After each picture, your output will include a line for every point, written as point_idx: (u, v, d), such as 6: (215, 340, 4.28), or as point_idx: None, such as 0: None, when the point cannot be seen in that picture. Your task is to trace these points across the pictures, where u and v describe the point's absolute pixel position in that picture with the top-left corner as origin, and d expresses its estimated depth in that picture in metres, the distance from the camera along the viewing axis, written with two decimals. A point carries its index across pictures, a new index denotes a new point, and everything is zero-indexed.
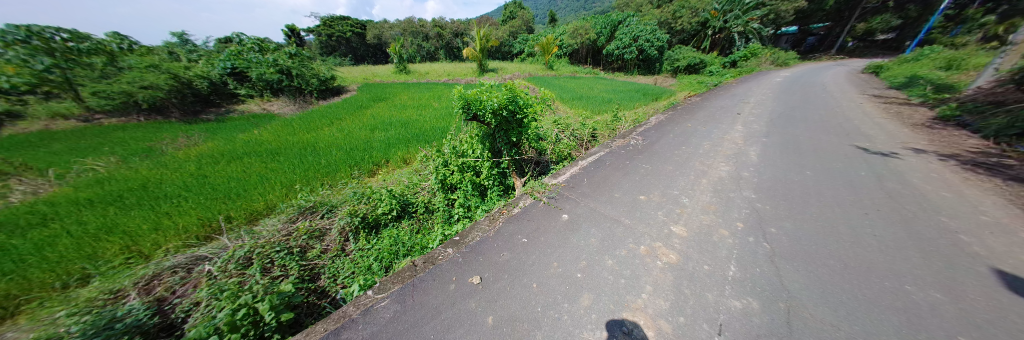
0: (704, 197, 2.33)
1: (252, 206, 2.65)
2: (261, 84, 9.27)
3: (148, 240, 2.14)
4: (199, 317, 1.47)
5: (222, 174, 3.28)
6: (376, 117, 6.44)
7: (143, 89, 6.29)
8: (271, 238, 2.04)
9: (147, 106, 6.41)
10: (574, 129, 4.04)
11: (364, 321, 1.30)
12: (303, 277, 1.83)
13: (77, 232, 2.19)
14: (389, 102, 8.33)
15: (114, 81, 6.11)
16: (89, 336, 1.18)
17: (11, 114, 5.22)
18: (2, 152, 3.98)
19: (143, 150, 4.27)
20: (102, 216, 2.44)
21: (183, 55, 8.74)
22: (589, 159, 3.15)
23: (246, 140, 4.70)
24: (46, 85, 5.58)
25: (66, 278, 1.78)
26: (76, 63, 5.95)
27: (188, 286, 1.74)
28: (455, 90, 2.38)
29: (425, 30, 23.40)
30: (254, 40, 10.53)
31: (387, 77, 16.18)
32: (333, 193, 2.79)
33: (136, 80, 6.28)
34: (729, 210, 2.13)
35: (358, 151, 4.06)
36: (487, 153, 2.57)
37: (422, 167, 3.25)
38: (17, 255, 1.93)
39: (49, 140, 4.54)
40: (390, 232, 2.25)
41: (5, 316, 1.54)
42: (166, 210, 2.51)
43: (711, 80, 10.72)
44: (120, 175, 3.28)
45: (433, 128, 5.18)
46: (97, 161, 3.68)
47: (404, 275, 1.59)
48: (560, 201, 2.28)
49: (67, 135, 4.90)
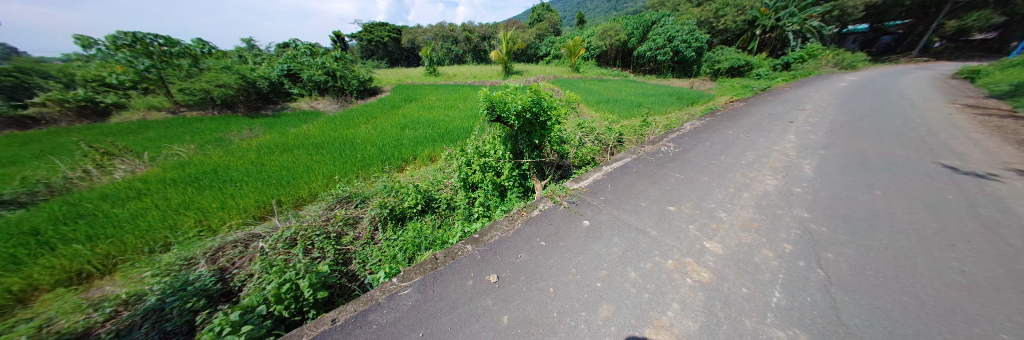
0: (745, 213, 2.13)
1: (298, 192, 2.95)
2: (311, 84, 10.21)
3: (215, 216, 2.49)
4: (252, 287, 1.68)
5: (275, 164, 3.71)
6: (407, 116, 6.81)
7: (218, 87, 7.35)
8: (312, 222, 2.26)
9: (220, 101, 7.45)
10: (599, 133, 3.92)
11: (390, 306, 1.39)
12: (337, 260, 2.00)
13: (163, 206, 2.62)
14: (418, 103, 8.77)
15: (196, 80, 7.19)
16: (168, 295, 1.47)
17: (119, 105, 6.67)
18: (113, 137, 4.90)
19: (215, 139, 4.98)
20: (182, 193, 2.88)
21: (250, 58, 10.04)
22: (614, 165, 3.04)
23: (296, 134, 5.25)
24: (147, 82, 7.04)
25: (154, 243, 2.14)
26: (168, 63, 7.27)
27: (246, 259, 2.00)
28: (480, 92, 2.42)
29: (455, 34, 24.30)
30: (307, 45, 11.76)
31: (418, 79, 17.04)
32: (366, 185, 3.00)
33: (213, 80, 7.31)
34: (775, 229, 1.91)
35: (389, 147, 4.34)
36: (510, 154, 2.59)
37: (446, 165, 3.38)
38: (121, 222, 2.36)
39: (145, 129, 5.48)
40: (415, 224, 2.38)
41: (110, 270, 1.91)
42: (230, 192, 2.91)
43: (758, 84, 9.75)
44: (196, 160, 3.84)
45: (458, 128, 5.35)
46: (180, 147, 4.36)
47: (426, 266, 1.67)
48: (582, 207, 2.23)
49: (158, 125, 5.87)
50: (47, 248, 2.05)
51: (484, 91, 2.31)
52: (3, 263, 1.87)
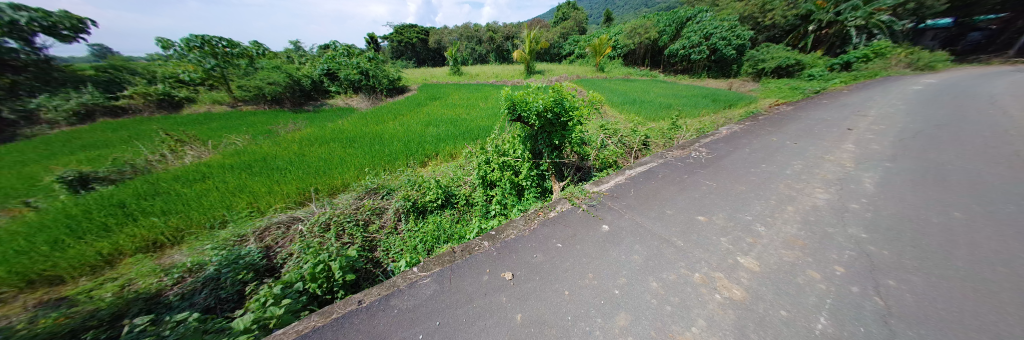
0: (787, 228, 1.93)
1: (333, 182, 3.20)
2: (347, 83, 10.98)
3: (263, 200, 2.78)
4: (291, 265, 1.86)
5: (314, 155, 4.05)
6: (432, 114, 7.06)
7: (269, 85, 8.28)
8: (344, 210, 2.43)
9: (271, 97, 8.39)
10: (623, 136, 3.78)
11: (409, 294, 1.46)
12: (364, 246, 2.14)
13: (222, 188, 2.98)
14: (443, 101, 9.05)
15: (252, 79, 8.18)
16: (223, 266, 1.75)
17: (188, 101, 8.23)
18: (185, 126, 5.69)
19: (266, 131, 5.56)
20: (237, 178, 3.26)
21: (296, 58, 11.07)
22: (638, 169, 2.91)
23: (333, 129, 5.69)
24: (212, 79, 8.56)
25: (214, 221, 2.46)
26: (229, 63, 8.63)
27: (287, 239, 2.20)
28: (502, 91, 2.44)
29: (480, 35, 24.73)
30: (344, 46, 12.68)
31: (443, 78, 17.62)
32: (392, 178, 3.17)
33: (265, 78, 8.26)
34: (825, 249, 1.71)
35: (414, 143, 4.54)
36: (529, 154, 2.59)
37: (466, 162, 3.46)
38: (190, 200, 2.74)
39: (209, 120, 6.27)
40: (435, 218, 2.47)
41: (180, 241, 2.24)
42: (276, 178, 3.23)
43: (810, 86, 8.76)
44: (249, 149, 4.32)
45: (479, 126, 5.44)
46: (237, 137, 4.93)
47: (444, 259, 1.73)
48: (601, 211, 2.17)
49: (219, 117, 6.68)
50: (134, 219, 2.45)
51: (505, 90, 2.33)
52: (103, 230, 2.29)
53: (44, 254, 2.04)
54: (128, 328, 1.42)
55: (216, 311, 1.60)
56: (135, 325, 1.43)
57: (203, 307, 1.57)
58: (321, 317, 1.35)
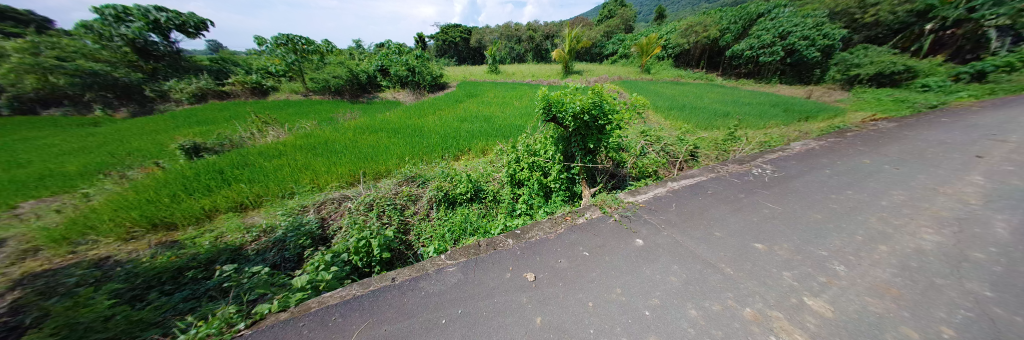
0: (882, 267, 1.50)
1: (378, 168, 3.50)
2: (396, 78, 11.88)
3: (321, 178, 3.17)
4: (339, 238, 2.12)
5: (363, 142, 4.48)
6: (468, 110, 7.32)
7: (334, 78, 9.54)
8: (385, 193, 2.64)
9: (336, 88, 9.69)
10: (667, 144, 3.47)
11: (435, 279, 1.55)
12: (399, 229, 2.34)
13: (292, 165, 3.48)
14: (478, 99, 9.30)
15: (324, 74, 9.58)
16: (291, 230, 2.10)
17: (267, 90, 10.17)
18: (267, 111, 6.78)
19: (328, 118, 6.35)
20: (303, 157, 3.77)
21: (357, 55, 12.44)
22: (683, 182, 2.64)
23: (381, 119, 6.24)
24: (291, 71, 10.60)
25: (283, 192, 2.90)
26: (304, 59, 10.60)
27: (337, 214, 2.48)
28: (539, 90, 2.37)
29: (520, 34, 24.84)
30: (396, 44, 13.76)
31: (481, 76, 18.12)
32: (428, 169, 3.36)
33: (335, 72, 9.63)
34: (943, 299, 1.27)
35: (450, 138, 4.75)
36: (561, 156, 2.50)
37: (497, 159, 3.50)
38: (268, 172, 3.26)
39: (284, 107, 7.36)
40: (463, 210, 2.57)
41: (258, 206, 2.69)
42: (332, 160, 3.65)
43: (923, 98, 7.05)
44: (314, 133, 4.98)
45: (512, 125, 5.47)
46: (307, 123, 5.72)
47: (470, 250, 1.79)
48: (635, 223, 2.02)
49: (288, 104, 7.78)
50: (229, 184, 3.00)
51: (542, 90, 2.24)
52: (207, 190, 2.85)
53: (170, 203, 2.63)
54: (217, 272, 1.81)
55: (281, 268, 1.93)
56: (224, 270, 1.80)
57: (271, 264, 1.89)
58: (361, 287, 1.52)
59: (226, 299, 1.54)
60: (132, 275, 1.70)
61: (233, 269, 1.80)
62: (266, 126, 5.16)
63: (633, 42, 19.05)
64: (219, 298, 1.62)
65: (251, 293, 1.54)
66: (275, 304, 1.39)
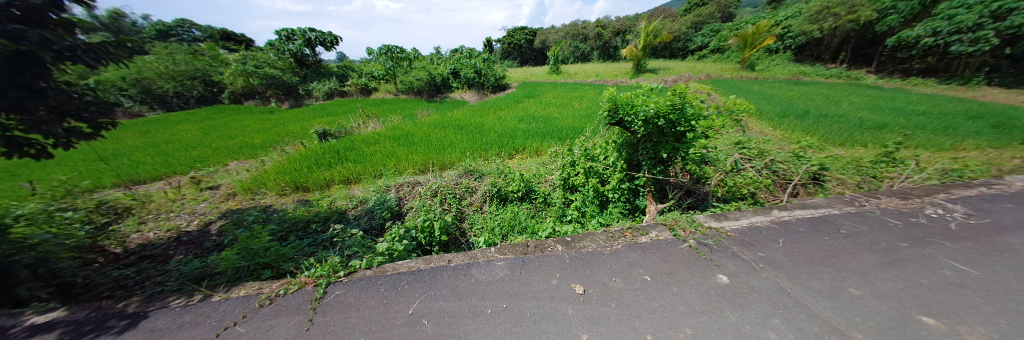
0: None
1: (443, 159, 3.87)
2: (463, 80, 12.93)
3: (398, 164, 3.70)
4: (411, 215, 2.47)
5: (433, 136, 5.03)
6: (526, 111, 7.42)
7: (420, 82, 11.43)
8: (447, 183, 2.89)
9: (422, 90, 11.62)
10: (774, 160, 2.76)
11: (484, 270, 1.63)
12: (457, 216, 2.56)
13: (380, 151, 4.17)
14: (537, 99, 9.33)
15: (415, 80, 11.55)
16: (378, 204, 2.57)
17: (370, 90, 12.75)
18: (364, 108, 8.34)
19: (408, 115, 7.38)
20: (387, 146, 4.48)
21: (438, 60, 14.25)
22: (799, 214, 1.97)
23: (449, 117, 6.90)
24: (387, 75, 12.97)
25: (371, 174, 3.50)
26: (400, 66, 13.01)
27: (408, 195, 2.83)
28: (605, 90, 2.14)
29: (587, 31, 23.83)
30: (469, 49, 14.99)
31: (542, 77, 18.21)
32: (484, 164, 3.53)
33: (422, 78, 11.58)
34: None
35: (507, 137, 4.88)
36: (624, 164, 2.24)
37: (551, 161, 3.42)
38: (362, 156, 3.99)
39: (376, 105, 8.93)
40: (513, 208, 2.60)
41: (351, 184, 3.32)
42: (408, 150, 4.22)
43: None
44: (397, 126, 5.87)
45: (569, 126, 5.30)
46: (392, 118, 6.78)
47: (518, 249, 1.81)
48: (715, 250, 1.63)
49: (379, 103, 9.41)
50: (336, 162, 3.79)
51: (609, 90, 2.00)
52: (323, 166, 3.67)
53: (300, 172, 3.48)
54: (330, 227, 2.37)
55: (368, 233, 2.36)
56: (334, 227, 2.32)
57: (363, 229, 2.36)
58: (424, 263, 1.75)
59: (333, 250, 2.00)
60: (285, 222, 2.40)
61: (340, 227, 2.32)
62: (363, 120, 6.33)
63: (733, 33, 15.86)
64: (329, 248, 2.11)
65: (349, 249, 1.97)
66: (364, 263, 1.74)
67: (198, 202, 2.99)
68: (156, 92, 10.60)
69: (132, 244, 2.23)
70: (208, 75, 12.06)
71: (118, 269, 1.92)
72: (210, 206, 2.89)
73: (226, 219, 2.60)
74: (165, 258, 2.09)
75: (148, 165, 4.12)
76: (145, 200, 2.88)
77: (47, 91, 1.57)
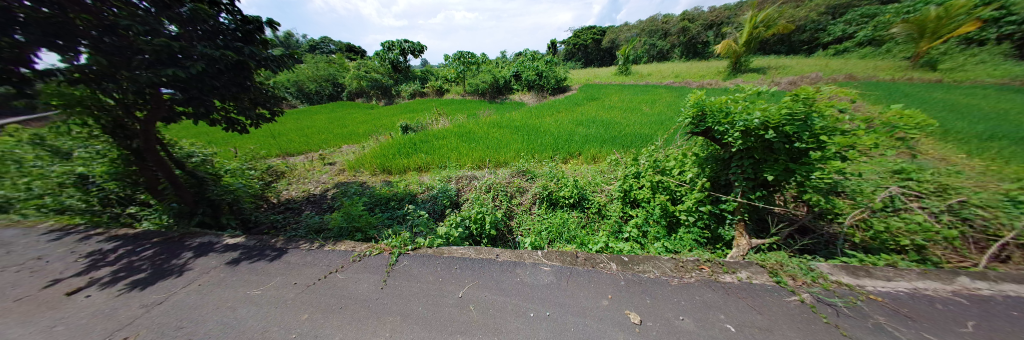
0: None
1: (498, 158, 4.01)
2: (525, 82, 13.19)
3: (459, 159, 4.01)
4: (467, 205, 2.65)
5: (492, 135, 5.28)
6: (585, 114, 7.10)
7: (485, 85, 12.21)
8: (501, 180, 2.99)
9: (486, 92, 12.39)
10: (965, 200, 1.89)
11: (532, 272, 1.62)
12: (507, 213, 2.61)
13: (445, 146, 4.60)
14: (599, 102, 8.80)
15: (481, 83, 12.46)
16: (441, 191, 2.86)
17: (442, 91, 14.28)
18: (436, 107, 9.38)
19: (471, 114, 7.95)
20: (451, 141, 4.92)
21: (504, 64, 14.93)
22: (1011, 288, 1.29)
23: (508, 117, 7.13)
24: (458, 77, 14.26)
25: (436, 165, 3.90)
26: (470, 70, 14.20)
27: (464, 188, 3.04)
28: (690, 93, 1.87)
29: (667, 27, 21.28)
30: (533, 52, 15.22)
31: (607, 78, 17.19)
32: (536, 166, 3.50)
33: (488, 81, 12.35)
34: None
35: (563, 140, 4.73)
36: (707, 182, 1.89)
37: (609, 169, 3.16)
38: (431, 149, 4.47)
39: (446, 105, 9.93)
40: (563, 214, 2.48)
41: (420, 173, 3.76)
42: (469, 146, 4.53)
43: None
44: (461, 124, 6.38)
45: (636, 133, 4.81)
46: (458, 117, 7.40)
47: (567, 257, 1.73)
48: (842, 309, 1.20)
49: (449, 103, 10.46)
50: (410, 152, 4.35)
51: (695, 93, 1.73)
52: (400, 154, 4.27)
53: (384, 158, 4.13)
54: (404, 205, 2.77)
55: (433, 216, 2.66)
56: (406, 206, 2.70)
57: (429, 211, 2.68)
58: (478, 253, 1.84)
59: (405, 226, 2.33)
60: (371, 198, 2.89)
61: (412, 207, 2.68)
62: (435, 118, 7.13)
63: (905, 14, 10.10)
64: (401, 223, 2.48)
65: (416, 227, 2.26)
66: (427, 241, 1.98)
67: (319, 173, 3.92)
68: (306, 91, 14.82)
69: (282, 196, 3.22)
70: (337, 78, 15.43)
71: (275, 212, 2.88)
72: (326, 177, 3.74)
73: (334, 189, 3.31)
74: (300, 210, 2.90)
75: (293, 142, 5.59)
76: (291, 168, 3.98)
77: (249, 88, 2.25)
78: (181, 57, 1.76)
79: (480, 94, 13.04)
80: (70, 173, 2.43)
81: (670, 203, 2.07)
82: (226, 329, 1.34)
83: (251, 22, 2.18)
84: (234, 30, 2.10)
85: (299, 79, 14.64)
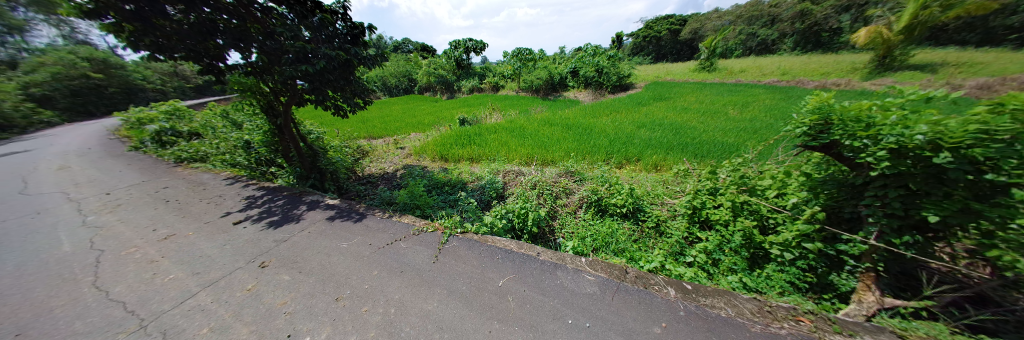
0: None
1: (547, 156, 3.94)
2: (582, 79, 12.63)
3: (507, 154, 4.10)
4: (512, 199, 2.69)
5: (543, 132, 5.22)
6: (649, 116, 6.38)
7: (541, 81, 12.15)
8: (547, 178, 2.93)
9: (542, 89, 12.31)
10: None
11: (573, 277, 1.56)
12: (550, 212, 2.56)
13: (497, 140, 4.75)
14: (668, 103, 7.77)
15: (538, 79, 12.35)
16: (489, 182, 2.99)
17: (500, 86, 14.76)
18: (492, 102, 9.77)
19: (523, 110, 8.04)
20: (503, 136, 5.05)
21: (562, 61, 14.52)
22: None
23: (560, 115, 6.93)
24: (516, 73, 14.48)
25: (487, 157, 4.07)
26: (528, 66, 14.28)
27: (511, 182, 3.10)
28: (811, 95, 1.50)
29: (775, 11, 17.18)
30: (594, 47, 14.34)
31: (682, 76, 15.03)
32: (586, 168, 3.32)
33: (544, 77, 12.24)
34: None
35: (619, 142, 4.38)
36: (822, 213, 1.47)
37: (675, 180, 2.78)
38: (484, 142, 4.69)
39: (500, 101, 10.25)
40: (613, 223, 2.29)
41: (472, 164, 3.99)
42: (518, 142, 4.57)
43: None
44: (513, 120, 6.49)
45: (713, 141, 4.10)
46: (511, 113, 7.56)
47: (616, 271, 1.60)
48: None
49: (505, 99, 10.77)
50: (466, 143, 4.65)
51: (820, 95, 1.40)
52: (457, 144, 4.60)
53: (444, 147, 4.52)
54: (456, 191, 2.99)
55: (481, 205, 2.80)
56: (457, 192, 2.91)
57: (478, 199, 2.83)
58: (520, 247, 1.86)
59: (455, 210, 2.52)
60: (430, 181, 3.21)
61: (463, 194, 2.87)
62: (490, 113, 7.45)
63: None
64: (452, 206, 2.69)
65: (465, 213, 2.41)
66: (474, 227, 2.11)
67: (393, 154, 4.54)
68: (387, 85, 17.30)
69: (366, 170, 3.84)
70: (411, 74, 17.55)
71: (360, 183, 3.46)
72: (398, 159, 4.29)
73: (403, 169, 3.78)
74: (378, 184, 3.43)
75: (374, 127, 6.62)
76: (372, 149, 4.72)
77: (353, 81, 2.73)
78: (311, 56, 2.25)
79: (534, 91, 13.00)
80: (241, 139, 3.44)
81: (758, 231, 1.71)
82: (321, 270, 1.69)
83: (358, 27, 2.61)
84: (346, 35, 2.57)
85: (383, 75, 17.14)
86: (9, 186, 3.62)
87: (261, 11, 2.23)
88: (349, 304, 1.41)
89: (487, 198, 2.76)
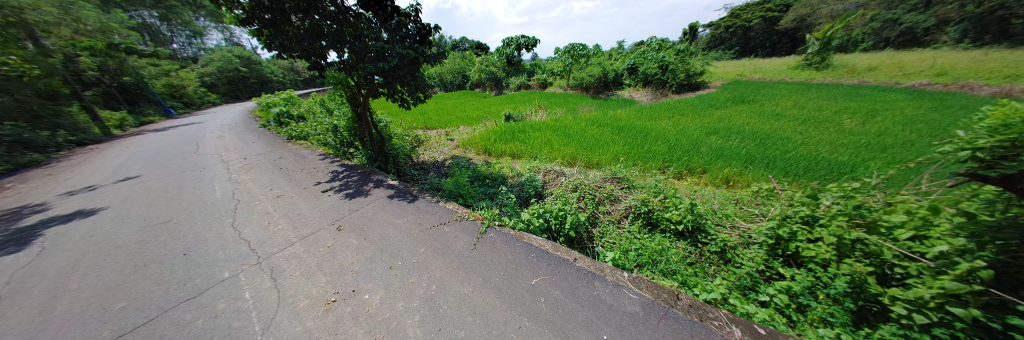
0: None
1: (595, 159, 3.77)
2: (642, 77, 11.62)
3: (552, 153, 4.05)
4: (552, 199, 2.69)
5: (592, 133, 5.00)
6: (724, 121, 5.50)
7: (592, 80, 11.89)
8: (590, 182, 2.82)
9: (593, 87, 12.02)
10: None
11: (611, 290, 1.50)
12: (591, 217, 2.46)
13: (543, 138, 4.73)
14: (752, 107, 6.59)
15: (592, 77, 11.83)
16: (528, 180, 3.01)
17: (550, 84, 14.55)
18: (539, 100, 9.71)
19: (572, 109, 7.82)
20: (549, 134, 5.01)
21: (620, 57, 13.58)
22: None
23: (612, 115, 6.54)
24: (569, 69, 14.09)
25: (531, 154, 4.10)
26: (582, 62, 13.76)
27: (552, 182, 3.06)
28: (995, 104, 1.04)
29: None
30: (659, 41, 12.98)
31: (773, 75, 12.50)
32: (639, 176, 3.08)
33: (598, 74, 11.69)
34: None
35: (681, 150, 3.91)
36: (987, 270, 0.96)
37: (752, 201, 2.37)
38: (530, 139, 4.72)
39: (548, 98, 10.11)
40: (662, 239, 2.07)
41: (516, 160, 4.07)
42: (565, 142, 4.47)
43: None
44: (560, 118, 6.38)
45: (812, 157, 3.34)
46: (559, 111, 7.42)
47: (661, 293, 1.47)
48: None
49: (553, 96, 10.62)
50: (512, 139, 4.76)
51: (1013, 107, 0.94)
52: (504, 139, 4.74)
53: (492, 141, 4.70)
54: (497, 184, 3.11)
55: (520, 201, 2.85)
56: (498, 186, 3.02)
57: (518, 195, 2.89)
58: (556, 249, 1.86)
59: (495, 203, 2.62)
60: (474, 172, 3.39)
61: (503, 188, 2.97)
62: (538, 110, 7.44)
63: None
64: (493, 199, 2.80)
65: (503, 207, 2.50)
66: (512, 222, 2.17)
67: (445, 145, 4.92)
68: (445, 80, 18.75)
69: (421, 157, 4.24)
70: (466, 71, 18.62)
71: (415, 169, 3.85)
72: (449, 150, 4.62)
73: (451, 160, 4.07)
74: (429, 171, 3.78)
75: (431, 119, 7.27)
76: (428, 139, 5.21)
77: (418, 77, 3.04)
78: (387, 54, 2.60)
79: (585, 89, 12.47)
80: (331, 123, 4.18)
81: (876, 279, 1.22)
82: (381, 240, 1.98)
83: (425, 28, 2.88)
84: (415, 36, 2.87)
85: (442, 71, 18.63)
86: (190, 147, 5.11)
87: (354, 16, 2.64)
88: (398, 274, 1.62)
89: (526, 195, 2.80)
